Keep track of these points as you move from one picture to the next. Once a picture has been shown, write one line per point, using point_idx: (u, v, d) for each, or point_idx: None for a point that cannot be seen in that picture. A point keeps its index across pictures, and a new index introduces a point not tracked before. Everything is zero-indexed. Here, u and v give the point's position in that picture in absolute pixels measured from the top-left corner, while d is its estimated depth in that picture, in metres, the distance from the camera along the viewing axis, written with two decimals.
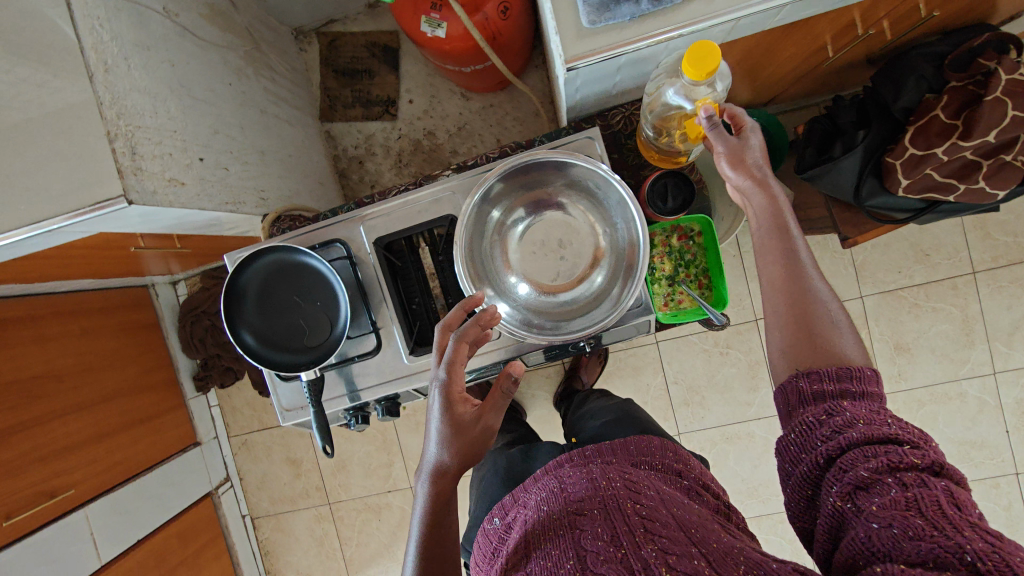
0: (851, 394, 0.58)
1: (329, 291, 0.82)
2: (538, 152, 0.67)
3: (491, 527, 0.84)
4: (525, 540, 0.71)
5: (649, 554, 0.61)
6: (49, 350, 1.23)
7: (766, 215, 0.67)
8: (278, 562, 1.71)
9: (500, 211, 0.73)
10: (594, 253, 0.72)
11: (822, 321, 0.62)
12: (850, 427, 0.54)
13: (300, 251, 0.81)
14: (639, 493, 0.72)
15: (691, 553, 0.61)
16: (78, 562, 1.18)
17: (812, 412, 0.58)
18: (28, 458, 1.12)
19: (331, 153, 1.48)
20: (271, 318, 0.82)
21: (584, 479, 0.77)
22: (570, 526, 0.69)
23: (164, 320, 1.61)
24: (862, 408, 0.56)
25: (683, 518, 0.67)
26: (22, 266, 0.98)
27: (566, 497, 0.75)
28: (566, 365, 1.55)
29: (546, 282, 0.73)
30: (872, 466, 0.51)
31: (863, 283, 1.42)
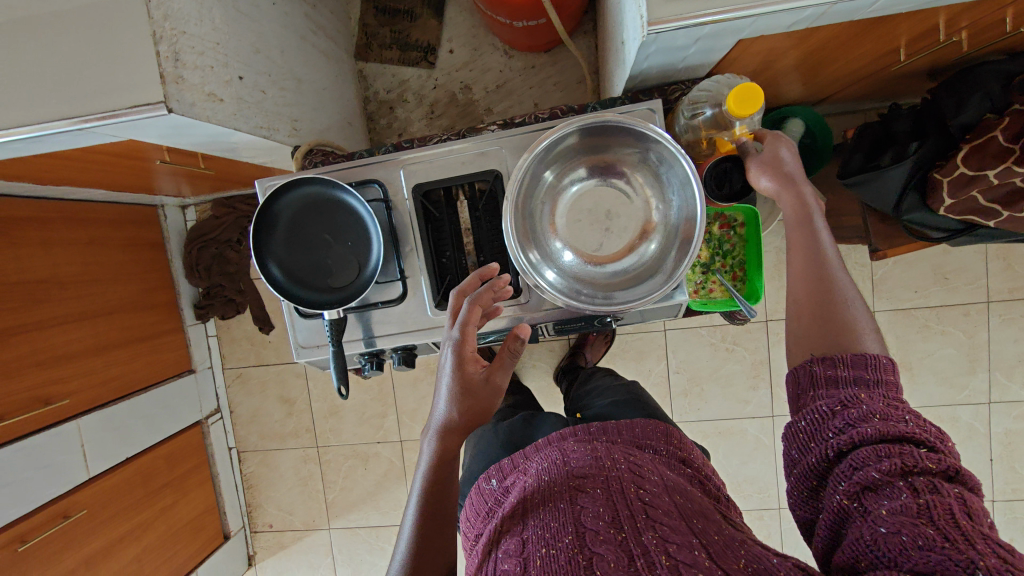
0: (867, 384, 0.54)
1: (362, 231, 0.80)
2: (598, 115, 0.64)
3: (487, 486, 0.84)
4: (523, 509, 0.69)
5: (648, 540, 0.59)
6: (52, 257, 1.19)
7: (791, 211, 0.67)
8: (259, 496, 1.72)
9: (552, 172, 0.71)
10: (644, 226, 0.70)
11: (839, 308, 0.60)
12: (865, 423, 0.51)
13: (334, 187, 0.79)
14: (644, 479, 0.70)
15: (691, 543, 0.58)
16: (68, 471, 1.18)
17: (825, 401, 0.55)
18: (26, 362, 1.10)
19: (362, 94, 1.43)
20: (299, 253, 0.80)
21: (590, 457, 0.75)
22: (570, 501, 0.66)
23: (169, 242, 1.57)
24: (879, 403, 0.52)
25: (685, 509, 0.65)
26: (39, 164, 0.94)
27: (569, 473, 0.72)
28: (572, 340, 1.55)
29: (592, 251, 0.71)
30: (884, 469, 0.48)
31: (878, 298, 1.42)
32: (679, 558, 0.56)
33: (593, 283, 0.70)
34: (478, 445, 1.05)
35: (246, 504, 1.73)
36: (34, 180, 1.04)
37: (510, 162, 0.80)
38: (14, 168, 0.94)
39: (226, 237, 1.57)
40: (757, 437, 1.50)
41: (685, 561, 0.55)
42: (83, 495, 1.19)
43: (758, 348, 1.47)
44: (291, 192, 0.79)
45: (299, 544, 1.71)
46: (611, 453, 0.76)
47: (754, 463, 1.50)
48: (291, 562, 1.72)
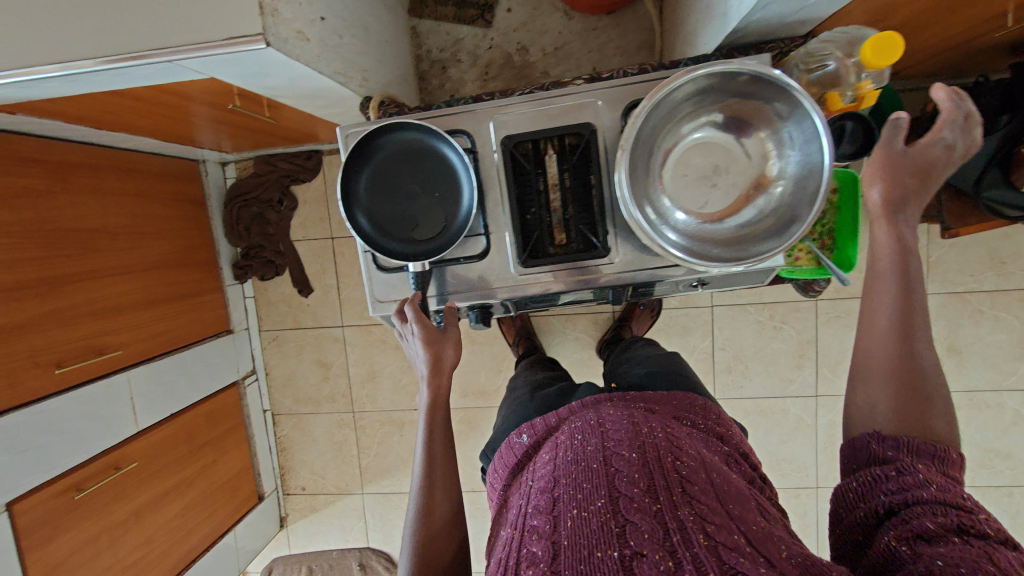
0: (930, 460, 0.52)
1: (448, 177, 0.78)
2: (706, 62, 0.61)
3: (518, 442, 0.81)
4: (551, 467, 0.64)
5: (685, 516, 0.54)
6: (103, 207, 1.17)
7: (888, 257, 0.61)
8: (292, 460, 1.72)
9: (659, 125, 0.67)
10: (760, 174, 0.67)
11: (921, 383, 0.56)
12: (922, 486, 0.49)
13: (419, 133, 0.77)
14: (681, 448, 0.64)
15: (733, 526, 0.54)
16: (118, 423, 1.17)
17: (881, 467, 0.53)
18: (80, 311, 1.09)
19: (415, 52, 1.39)
20: (386, 202, 0.78)
21: (624, 419, 0.69)
22: (601, 462, 0.61)
23: (210, 200, 1.54)
24: (938, 475, 0.50)
25: (722, 485, 0.60)
26: (106, 106, 0.91)
27: (601, 432, 0.66)
28: (616, 313, 1.53)
29: (710, 202, 0.68)
30: (940, 522, 0.46)
31: (931, 281, 1.39)
32: (719, 539, 0.52)
33: (712, 239, 0.67)
34: (513, 405, 1.03)
35: (279, 467, 1.73)
36: (94, 123, 1.01)
37: (604, 116, 0.77)
38: (79, 109, 0.91)
39: (268, 197, 1.55)
40: (798, 417, 1.49)
41: (727, 544, 0.51)
42: (133, 448, 1.19)
43: (805, 327, 1.46)
44: (379, 140, 0.78)
45: (331, 508, 1.71)
46: (646, 417, 0.70)
47: (794, 443, 1.49)
48: (323, 525, 1.72)
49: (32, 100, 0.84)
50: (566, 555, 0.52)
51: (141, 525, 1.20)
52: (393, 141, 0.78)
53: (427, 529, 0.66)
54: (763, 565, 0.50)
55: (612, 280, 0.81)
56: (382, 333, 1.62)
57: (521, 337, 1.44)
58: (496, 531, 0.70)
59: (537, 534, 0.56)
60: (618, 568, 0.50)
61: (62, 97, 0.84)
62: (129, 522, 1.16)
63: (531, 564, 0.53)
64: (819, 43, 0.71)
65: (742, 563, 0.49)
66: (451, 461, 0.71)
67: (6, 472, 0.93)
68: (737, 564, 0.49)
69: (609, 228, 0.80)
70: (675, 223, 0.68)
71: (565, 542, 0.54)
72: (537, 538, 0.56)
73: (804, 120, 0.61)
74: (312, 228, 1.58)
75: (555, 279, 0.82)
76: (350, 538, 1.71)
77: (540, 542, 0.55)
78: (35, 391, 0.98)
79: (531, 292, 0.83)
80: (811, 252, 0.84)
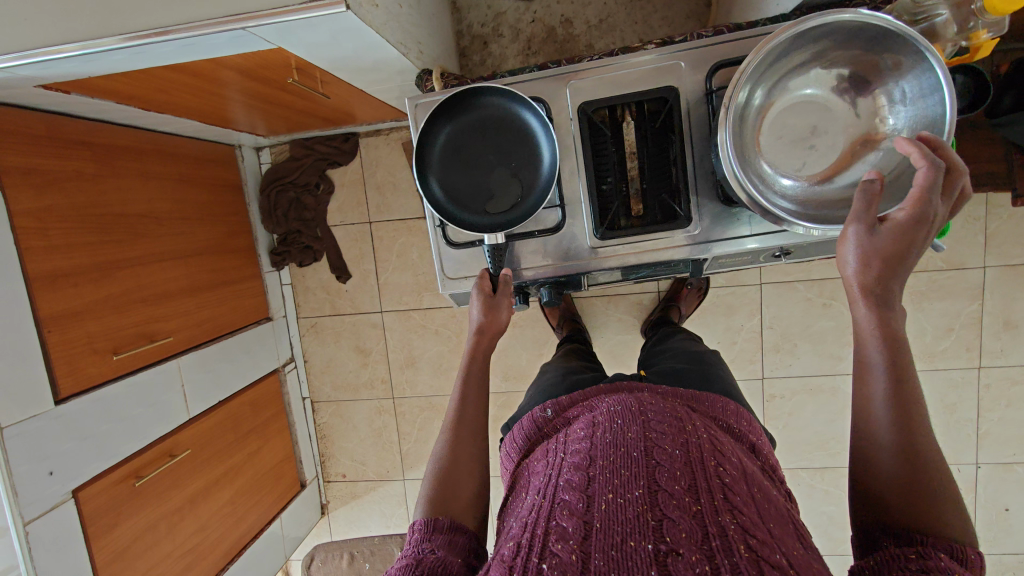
0: (951, 552, 0.46)
1: (527, 145, 0.76)
2: (817, 17, 0.57)
3: (541, 415, 0.80)
4: (587, 446, 0.64)
5: (727, 523, 0.53)
6: (150, 191, 1.15)
7: (871, 314, 0.56)
8: (332, 447, 1.71)
9: (756, 84, 0.63)
10: (868, 130, 0.63)
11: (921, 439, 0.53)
12: (943, 570, 0.44)
13: (497, 98, 0.75)
14: (725, 456, 0.63)
15: (775, 544, 0.52)
16: (170, 410, 1.16)
17: (900, 547, 0.48)
18: (132, 297, 1.07)
19: (454, 28, 1.35)
20: (461, 172, 0.77)
21: (669, 414, 0.68)
22: (643, 453, 0.60)
23: (247, 185, 1.52)
24: (962, 568, 0.45)
25: (764, 503, 0.58)
26: (163, 84, 0.89)
27: (644, 422, 0.66)
28: (661, 293, 1.49)
29: (814, 165, 0.65)
30: None
31: (989, 254, 1.33)
32: (762, 553, 0.50)
33: (827, 202, 0.64)
34: (542, 387, 0.97)
35: (319, 454, 1.72)
36: (144, 104, 0.99)
37: (687, 78, 0.74)
38: (135, 88, 0.89)
39: (305, 181, 1.53)
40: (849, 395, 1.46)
41: (769, 560, 0.50)
42: (185, 436, 1.18)
43: None
44: (457, 107, 0.76)
45: (371, 495, 1.70)
46: (693, 419, 0.69)
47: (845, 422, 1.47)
48: (363, 511, 1.72)
49: (91, 77, 0.82)
50: (598, 537, 0.52)
51: (195, 512, 1.19)
52: (472, 108, 0.76)
53: (452, 469, 0.65)
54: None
55: (695, 251, 0.78)
56: (421, 318, 1.59)
57: (565, 320, 1.40)
58: (510, 500, 0.69)
59: (568, 510, 0.56)
60: (651, 563, 0.49)
61: (122, 74, 0.82)
62: (183, 509, 1.16)
63: (560, 538, 0.53)
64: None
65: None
66: (483, 411, 0.72)
67: (70, 459, 0.92)
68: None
69: (691, 196, 0.77)
70: (780, 189, 0.66)
71: (597, 523, 0.54)
72: (568, 513, 0.56)
73: (920, 70, 0.58)
74: (350, 213, 1.57)
75: (635, 251, 0.80)
76: (392, 524, 1.71)
77: (570, 518, 0.55)
78: (93, 377, 0.98)
79: (609, 265, 0.81)
80: None
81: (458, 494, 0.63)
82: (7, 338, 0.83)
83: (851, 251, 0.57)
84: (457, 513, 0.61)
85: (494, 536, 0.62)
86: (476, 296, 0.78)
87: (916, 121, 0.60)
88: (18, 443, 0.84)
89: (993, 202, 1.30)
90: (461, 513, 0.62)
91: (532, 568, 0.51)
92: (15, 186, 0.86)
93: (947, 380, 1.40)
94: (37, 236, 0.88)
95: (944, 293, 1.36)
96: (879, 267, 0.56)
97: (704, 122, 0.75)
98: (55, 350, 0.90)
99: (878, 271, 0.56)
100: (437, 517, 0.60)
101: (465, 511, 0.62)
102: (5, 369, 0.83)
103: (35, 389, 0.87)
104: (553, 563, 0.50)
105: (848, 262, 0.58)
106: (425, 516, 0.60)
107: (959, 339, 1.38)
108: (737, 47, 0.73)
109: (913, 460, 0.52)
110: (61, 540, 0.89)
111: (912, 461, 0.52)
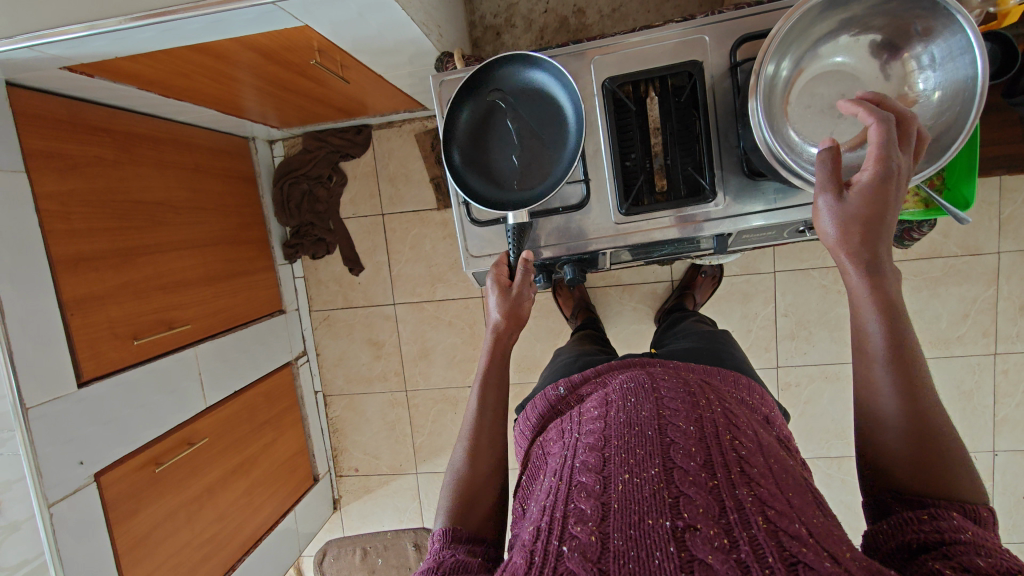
0: (962, 511, 0.48)
1: (549, 111, 0.77)
2: None
3: (553, 393, 0.79)
4: (601, 426, 0.62)
5: (744, 495, 0.50)
6: (168, 179, 1.15)
7: (863, 283, 0.55)
8: (345, 440, 1.71)
9: (783, 54, 0.64)
10: (900, 95, 0.63)
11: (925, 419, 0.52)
12: (956, 530, 0.45)
13: (512, 65, 0.75)
14: (741, 429, 0.60)
15: (794, 514, 0.49)
16: (188, 398, 1.15)
17: (913, 511, 0.49)
18: (151, 284, 1.08)
19: (467, 18, 1.36)
20: (486, 148, 0.78)
21: (682, 390, 0.65)
22: (657, 431, 0.58)
23: (260, 177, 1.52)
24: (974, 524, 0.46)
25: (781, 472, 0.56)
26: (185, 67, 0.89)
27: (657, 399, 0.63)
28: (675, 282, 1.49)
29: (844, 132, 0.66)
30: (989, 562, 0.41)
31: (1004, 237, 1.32)
32: (780, 523, 0.47)
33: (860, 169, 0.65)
34: (558, 368, 0.97)
35: (331, 448, 1.72)
36: (164, 90, 0.99)
37: (711, 53, 0.75)
38: (157, 71, 0.89)
39: (317, 173, 1.54)
40: None
41: (788, 530, 0.47)
42: (203, 424, 1.18)
43: None
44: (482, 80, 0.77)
45: (384, 489, 1.69)
46: (705, 392, 0.66)
47: None
48: (376, 506, 1.71)
49: (116, 58, 0.82)
50: (616, 517, 0.50)
51: (213, 501, 1.18)
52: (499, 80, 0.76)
53: (470, 475, 0.65)
54: (829, 558, 0.44)
55: (720, 226, 0.78)
56: (434, 309, 1.59)
57: (579, 309, 1.38)
58: (525, 478, 0.67)
59: (585, 491, 0.54)
60: (669, 541, 0.47)
61: (147, 54, 0.82)
62: (202, 498, 1.15)
63: (579, 519, 0.51)
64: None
65: (807, 554, 0.44)
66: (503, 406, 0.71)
67: (91, 442, 0.92)
68: (801, 553, 0.44)
69: (716, 170, 0.77)
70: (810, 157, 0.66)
71: (615, 504, 0.52)
72: (585, 494, 0.54)
73: (951, 33, 0.59)
74: (362, 205, 1.57)
75: (660, 227, 0.80)
76: (405, 519, 1.69)
77: (588, 500, 0.53)
78: (114, 361, 0.98)
79: (632, 242, 0.81)
80: (920, 194, 0.82)
81: (475, 502, 0.63)
82: (32, 319, 0.83)
83: (829, 217, 0.55)
84: (474, 523, 0.61)
85: (515, 522, 0.61)
86: (492, 290, 0.76)
87: (945, 85, 0.61)
88: (42, 425, 0.85)
89: (1007, 185, 1.30)
90: (478, 519, 0.62)
91: (551, 550, 0.49)
92: (39, 168, 0.86)
93: (964, 365, 1.39)
94: (61, 220, 0.89)
95: (961, 277, 1.36)
96: (860, 233, 0.54)
97: (728, 96, 0.75)
98: (77, 333, 0.91)
99: (860, 238, 0.54)
100: (454, 526, 0.59)
101: (478, 513, 0.62)
102: (31, 349, 0.83)
103: (59, 371, 0.87)
104: (573, 546, 0.49)
105: (826, 231, 0.56)
106: (444, 526, 0.60)
107: (976, 324, 1.37)
108: (762, 20, 0.73)
109: (925, 432, 0.51)
110: (84, 524, 0.89)
111: (923, 437, 0.51)
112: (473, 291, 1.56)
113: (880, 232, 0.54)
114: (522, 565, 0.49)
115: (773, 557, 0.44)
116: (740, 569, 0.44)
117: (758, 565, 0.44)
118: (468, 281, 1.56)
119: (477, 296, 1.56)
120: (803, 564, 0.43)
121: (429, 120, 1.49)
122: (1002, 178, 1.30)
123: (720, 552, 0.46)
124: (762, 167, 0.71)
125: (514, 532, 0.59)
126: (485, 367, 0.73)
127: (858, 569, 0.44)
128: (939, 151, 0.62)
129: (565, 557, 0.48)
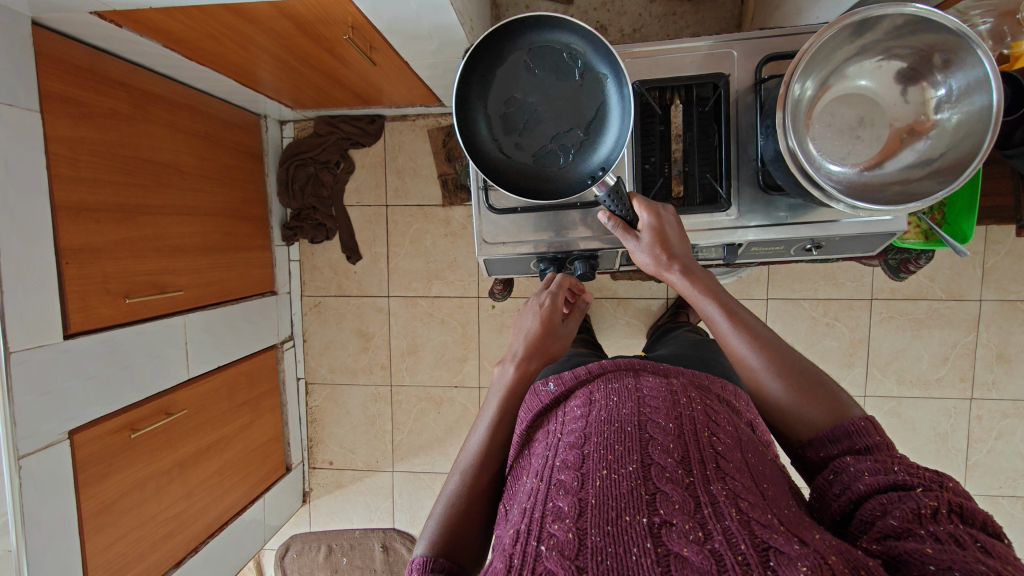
0: (856, 452, 0.52)
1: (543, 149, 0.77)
2: (874, 7, 0.59)
3: (544, 389, 0.70)
4: (582, 425, 0.58)
5: (718, 491, 0.48)
6: (178, 142, 1.14)
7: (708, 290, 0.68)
8: (322, 432, 1.67)
9: (808, 74, 0.67)
10: (914, 121, 0.68)
11: (809, 376, 0.59)
12: (856, 482, 0.48)
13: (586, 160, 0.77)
14: (719, 425, 0.58)
15: (765, 506, 0.47)
16: (172, 367, 1.13)
17: (823, 473, 0.52)
18: (150, 245, 1.06)
19: (494, 21, 1.37)
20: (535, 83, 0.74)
21: (664, 389, 0.63)
22: (636, 427, 0.55)
23: (268, 155, 1.51)
24: (867, 462, 0.50)
25: (759, 470, 0.54)
26: (213, 27, 0.89)
27: (638, 398, 0.60)
28: (670, 300, 1.49)
29: (863, 154, 0.70)
30: (895, 511, 0.44)
31: (985, 287, 1.38)
32: (752, 515, 0.45)
33: (875, 187, 0.69)
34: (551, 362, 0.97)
35: (307, 439, 1.67)
36: (189, 51, 0.99)
37: (737, 67, 0.78)
38: (184, 27, 0.89)
39: (325, 159, 1.53)
40: None
41: (760, 520, 0.45)
42: (182, 396, 1.15)
43: (858, 326, 1.44)
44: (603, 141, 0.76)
45: (358, 485, 1.65)
46: (688, 391, 0.64)
47: None
48: (347, 502, 1.66)
49: (148, 9, 0.82)
50: (594, 514, 0.46)
51: (184, 477, 1.14)
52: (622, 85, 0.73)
53: (465, 503, 0.58)
54: (798, 542, 0.42)
55: (731, 235, 0.80)
56: (428, 306, 1.58)
57: None
58: (508, 483, 0.60)
59: (563, 489, 0.50)
60: (646, 537, 0.44)
61: (180, 9, 0.83)
62: (173, 472, 1.11)
63: (556, 518, 0.47)
64: (972, 3, 0.77)
65: (776, 539, 0.42)
66: (503, 448, 0.65)
67: (68, 398, 0.89)
68: (771, 539, 0.42)
69: (733, 181, 0.79)
70: (828, 172, 0.70)
71: (593, 500, 0.48)
72: (564, 492, 0.50)
73: (970, 65, 0.62)
74: (367, 195, 1.57)
75: None
76: (375, 518, 1.64)
77: (566, 497, 0.49)
78: (103, 318, 0.96)
79: None
80: (922, 226, 0.89)
81: (461, 535, 0.56)
82: (29, 264, 0.81)
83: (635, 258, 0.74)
84: (463, 560, 0.55)
85: (497, 528, 0.54)
86: (537, 319, 0.77)
87: (961, 113, 0.65)
88: (22, 372, 0.82)
89: (991, 236, 1.35)
90: (466, 551, 0.56)
91: (530, 551, 0.44)
92: (54, 111, 0.85)
93: (941, 407, 1.43)
94: (68, 165, 0.87)
95: (943, 321, 1.40)
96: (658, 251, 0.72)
97: (750, 111, 0.78)
98: (70, 284, 0.88)
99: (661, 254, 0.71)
100: (436, 557, 0.53)
101: (468, 549, 0.56)
102: (23, 295, 0.81)
103: (48, 320, 0.85)
104: (551, 545, 0.44)
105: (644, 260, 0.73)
106: (427, 553, 0.54)
107: (954, 368, 1.41)
108: (788, 41, 0.76)
109: (807, 387, 0.58)
110: (54, 481, 0.86)
111: (799, 380, 0.59)
112: (469, 292, 1.56)
113: (676, 253, 0.71)
114: (500, 570, 0.44)
115: (745, 544, 0.42)
116: (715, 560, 0.41)
117: (731, 554, 0.41)
118: (465, 280, 1.56)
119: (473, 296, 1.56)
120: (773, 549, 0.41)
121: (443, 117, 1.50)
122: (986, 230, 1.36)
123: (696, 544, 0.43)
124: (781, 180, 0.73)
125: (496, 535, 0.52)
126: (497, 406, 0.68)
127: (828, 548, 0.42)
128: (952, 175, 0.65)
129: (543, 557, 0.43)
